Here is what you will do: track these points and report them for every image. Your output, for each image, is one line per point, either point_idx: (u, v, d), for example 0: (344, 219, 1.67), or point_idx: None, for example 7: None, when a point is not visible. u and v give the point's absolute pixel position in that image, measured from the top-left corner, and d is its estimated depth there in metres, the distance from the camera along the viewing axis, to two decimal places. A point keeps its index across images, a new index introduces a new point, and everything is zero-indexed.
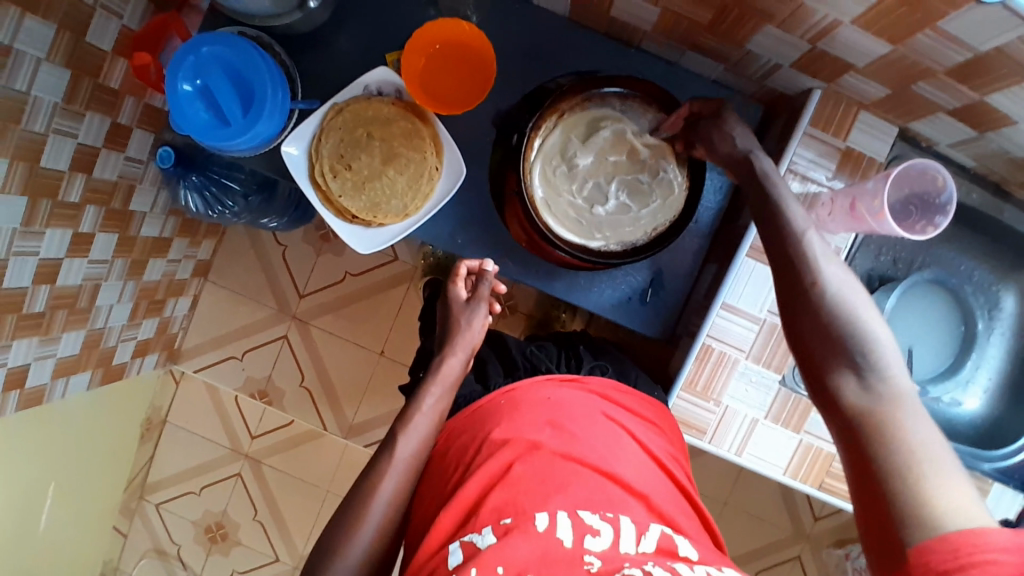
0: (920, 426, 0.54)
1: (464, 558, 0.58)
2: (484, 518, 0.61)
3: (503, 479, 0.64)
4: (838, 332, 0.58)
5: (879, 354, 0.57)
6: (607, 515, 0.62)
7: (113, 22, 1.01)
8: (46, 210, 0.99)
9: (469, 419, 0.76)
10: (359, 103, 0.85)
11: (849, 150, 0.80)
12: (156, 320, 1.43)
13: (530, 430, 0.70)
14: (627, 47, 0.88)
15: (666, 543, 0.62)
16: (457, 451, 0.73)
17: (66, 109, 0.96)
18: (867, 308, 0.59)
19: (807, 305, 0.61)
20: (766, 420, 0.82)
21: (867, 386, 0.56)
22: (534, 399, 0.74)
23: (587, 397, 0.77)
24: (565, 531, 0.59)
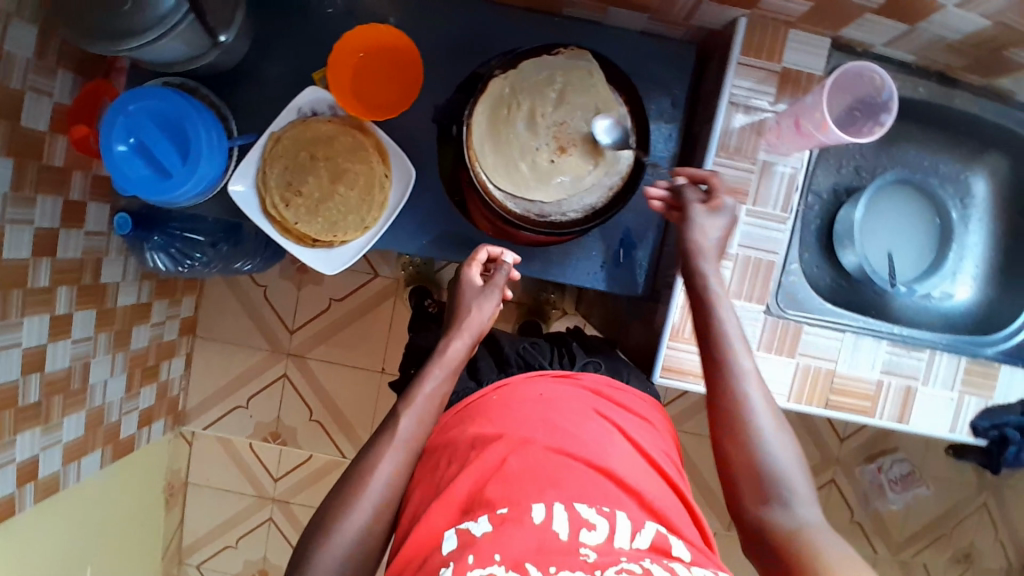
0: (834, 542, 0.59)
1: (460, 545, 0.58)
2: (480, 510, 0.61)
3: (498, 474, 0.64)
4: (757, 455, 0.65)
5: (792, 480, 0.64)
6: (603, 509, 0.61)
7: (45, 101, 1.00)
8: (18, 299, 0.99)
9: (462, 418, 0.76)
10: (295, 127, 0.84)
11: (786, 71, 0.79)
12: (154, 386, 1.43)
13: (523, 427, 0.69)
14: (549, 17, 0.87)
15: (662, 542, 0.60)
16: (449, 448, 0.72)
17: (16, 198, 0.96)
18: (786, 440, 0.66)
19: (738, 435, 0.66)
20: (760, 351, 0.81)
21: (791, 514, 0.62)
22: (527, 396, 0.74)
23: (580, 393, 0.77)
24: (561, 524, 0.59)
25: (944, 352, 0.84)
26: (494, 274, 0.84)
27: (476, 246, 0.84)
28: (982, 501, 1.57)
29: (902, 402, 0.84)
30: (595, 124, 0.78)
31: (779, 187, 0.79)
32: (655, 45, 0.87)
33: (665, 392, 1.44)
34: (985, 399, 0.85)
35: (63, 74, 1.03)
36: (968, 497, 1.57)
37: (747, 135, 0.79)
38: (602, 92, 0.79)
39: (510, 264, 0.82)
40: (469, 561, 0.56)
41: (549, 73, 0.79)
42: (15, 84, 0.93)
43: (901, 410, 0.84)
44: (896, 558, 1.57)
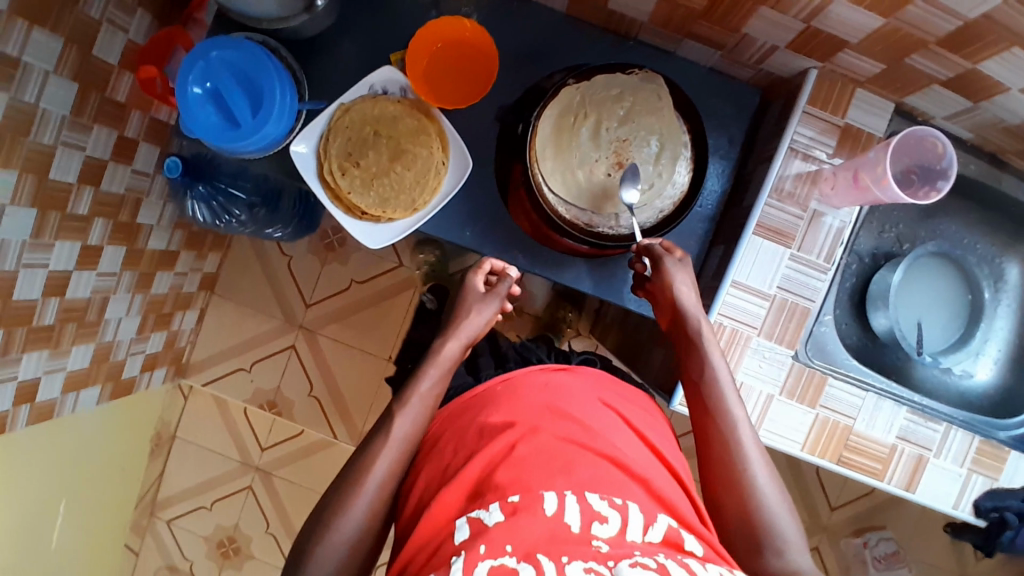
0: None
1: (471, 534, 0.59)
2: (493, 496, 0.62)
3: (507, 459, 0.65)
4: (754, 505, 0.67)
5: (787, 531, 0.66)
6: (616, 503, 0.61)
7: (120, 36, 1.03)
8: (54, 222, 1.00)
9: (467, 404, 0.77)
10: (365, 102, 0.86)
11: (848, 127, 0.81)
12: (164, 334, 1.43)
13: (530, 416, 0.70)
14: (624, 40, 0.89)
15: (674, 537, 0.61)
16: (454, 435, 0.73)
17: (73, 122, 0.97)
18: (781, 490, 0.69)
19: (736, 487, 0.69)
20: (781, 396, 0.81)
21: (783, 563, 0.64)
22: (533, 384, 0.76)
23: (588, 385, 0.78)
24: (572, 516, 0.59)
25: (958, 428, 0.85)
26: (498, 284, 0.88)
27: (481, 258, 0.90)
28: None
29: (912, 469, 0.85)
30: (656, 144, 0.80)
31: (825, 239, 0.81)
32: (723, 82, 0.89)
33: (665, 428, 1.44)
34: (991, 480, 0.86)
35: (140, 15, 1.06)
36: None
37: (802, 182, 0.80)
38: (667, 118, 0.80)
39: (515, 277, 0.87)
40: (480, 550, 0.56)
41: (620, 90, 0.80)
42: (93, 12, 0.96)
43: (909, 478, 0.84)
44: None
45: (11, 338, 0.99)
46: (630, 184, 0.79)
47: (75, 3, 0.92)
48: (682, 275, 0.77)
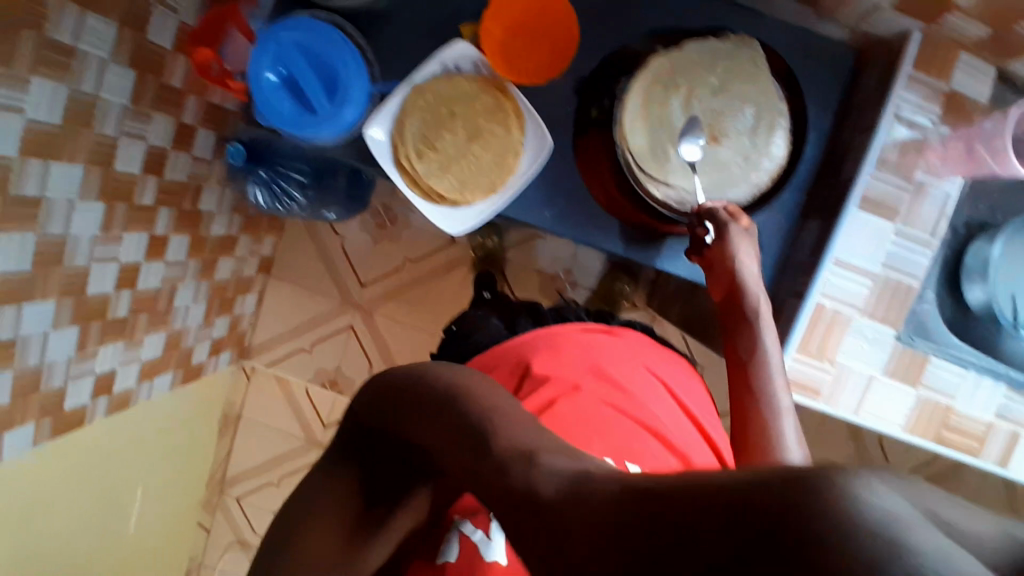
0: None
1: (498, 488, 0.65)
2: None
3: (550, 412, 0.73)
4: None
5: None
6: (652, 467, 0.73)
7: (171, 18, 0.99)
8: (122, 213, 1.02)
9: (503, 353, 0.84)
10: (439, 81, 0.83)
11: (954, 94, 0.76)
12: (227, 318, 1.45)
13: (575, 375, 0.79)
14: (709, 0, 0.83)
15: None
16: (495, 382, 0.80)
17: (134, 112, 0.97)
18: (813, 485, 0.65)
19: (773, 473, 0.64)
20: (883, 376, 0.80)
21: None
22: (577, 344, 0.83)
23: (625, 346, 0.87)
24: None
25: None
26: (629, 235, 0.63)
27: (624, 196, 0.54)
28: None
29: (1007, 448, 0.82)
30: (751, 114, 0.76)
31: (932, 209, 0.77)
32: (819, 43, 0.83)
33: None
34: None
35: None
36: None
37: (908, 152, 0.76)
38: (762, 86, 0.76)
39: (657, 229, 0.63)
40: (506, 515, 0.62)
41: (712, 58, 0.76)
42: None
43: (1006, 454, 0.82)
44: None
45: (87, 333, 1.03)
46: (691, 137, 0.76)
47: None
48: (740, 236, 0.73)
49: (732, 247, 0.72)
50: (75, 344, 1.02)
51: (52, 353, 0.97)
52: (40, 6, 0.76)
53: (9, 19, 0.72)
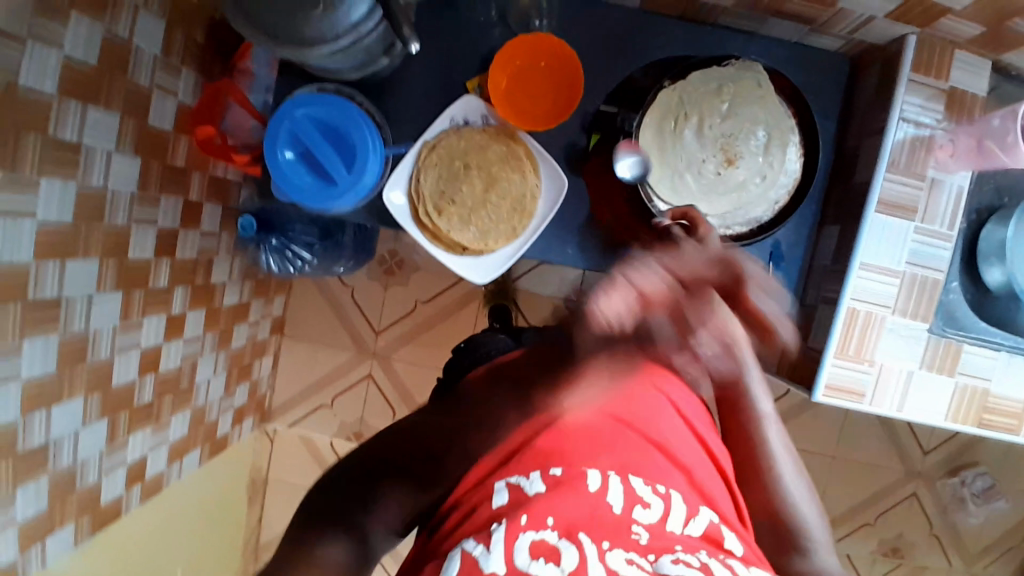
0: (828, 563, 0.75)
1: (511, 500, 0.64)
2: (533, 464, 0.66)
3: (556, 428, 0.69)
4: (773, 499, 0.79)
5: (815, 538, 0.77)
6: (659, 490, 0.68)
7: (170, 100, 1.00)
8: (139, 299, 1.02)
9: (508, 364, 0.80)
10: (450, 136, 0.84)
11: (953, 90, 0.78)
12: (247, 384, 1.44)
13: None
14: (702, 26, 0.85)
15: (713, 532, 0.68)
16: (503, 387, 0.77)
17: (141, 198, 0.98)
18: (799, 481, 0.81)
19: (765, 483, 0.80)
20: (921, 370, 0.81)
21: (810, 561, 0.75)
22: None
23: None
24: (615, 497, 0.66)
25: None
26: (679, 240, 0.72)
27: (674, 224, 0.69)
28: None
29: None
30: (763, 134, 0.78)
31: (947, 202, 0.78)
32: (814, 56, 0.85)
33: None
34: None
35: (186, 73, 1.03)
36: None
37: (917, 151, 0.78)
38: (770, 105, 0.78)
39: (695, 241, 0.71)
40: (523, 520, 0.61)
41: (718, 84, 0.77)
42: (143, 82, 0.94)
43: None
44: (969, 570, 1.55)
45: (115, 425, 1.02)
46: (623, 155, 0.77)
47: (124, 73, 0.90)
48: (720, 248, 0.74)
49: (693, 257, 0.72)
50: (105, 438, 1.01)
51: (84, 451, 0.97)
52: (38, 106, 0.77)
53: (9, 127, 0.73)
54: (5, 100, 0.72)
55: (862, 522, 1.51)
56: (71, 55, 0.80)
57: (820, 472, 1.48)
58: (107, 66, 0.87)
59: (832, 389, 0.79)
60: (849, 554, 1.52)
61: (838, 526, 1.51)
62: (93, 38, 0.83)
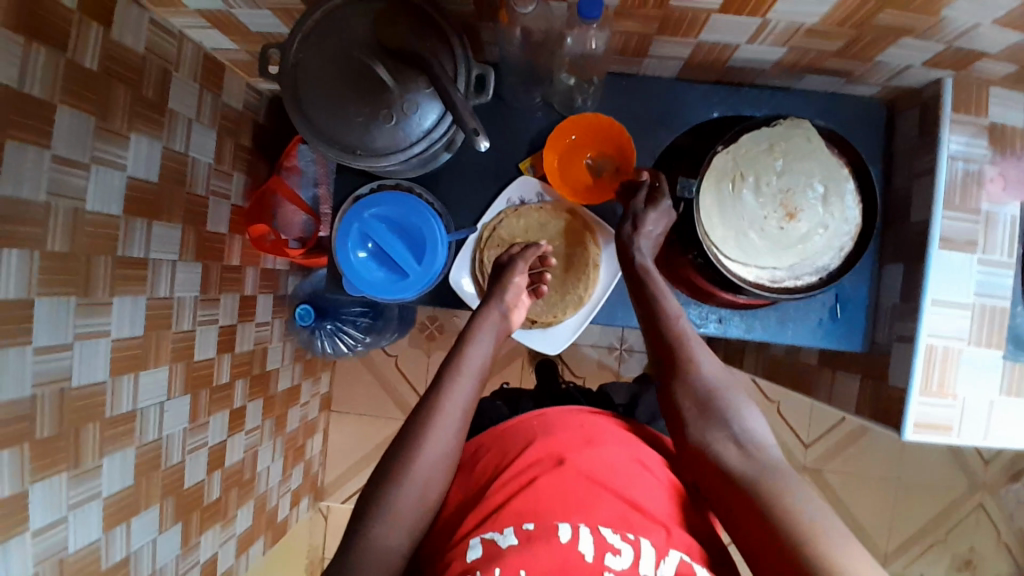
0: (806, 499, 0.64)
1: (486, 554, 0.62)
2: (507, 520, 0.65)
3: (530, 488, 0.68)
4: (711, 406, 0.74)
5: (744, 421, 0.73)
6: (628, 537, 0.64)
7: (224, 203, 1.03)
8: (205, 399, 1.02)
9: (500, 439, 0.79)
10: (509, 216, 0.88)
11: (994, 125, 0.80)
12: (301, 465, 1.43)
13: (559, 447, 0.73)
14: (740, 87, 0.89)
15: (686, 572, 0.63)
16: (488, 463, 0.76)
17: (203, 299, 0.99)
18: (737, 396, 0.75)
19: (690, 388, 0.76)
20: (1002, 397, 0.81)
21: (744, 454, 0.70)
22: (569, 423, 0.78)
23: (613, 424, 0.80)
24: (586, 545, 0.62)
25: None
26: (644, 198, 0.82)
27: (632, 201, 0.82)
28: None
29: None
30: (820, 186, 0.80)
31: (1005, 233, 0.80)
32: (849, 103, 0.89)
33: (811, 431, 1.46)
34: None
35: (237, 176, 1.07)
36: None
37: (969, 186, 0.80)
38: (822, 157, 0.80)
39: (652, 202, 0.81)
40: (495, 573, 0.60)
41: (770, 143, 0.80)
42: (200, 189, 0.97)
43: None
44: None
45: (188, 528, 1.01)
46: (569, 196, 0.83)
47: (183, 185, 0.93)
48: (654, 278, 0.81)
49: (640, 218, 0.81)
50: (179, 543, 0.99)
51: (160, 559, 0.95)
52: (106, 229, 0.79)
53: (81, 253, 0.75)
54: (73, 229, 0.74)
55: (935, 541, 1.49)
56: (134, 174, 0.83)
57: (885, 493, 1.48)
58: (168, 182, 0.90)
59: (919, 426, 0.80)
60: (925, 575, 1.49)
61: (911, 547, 1.49)
62: (153, 157, 0.86)
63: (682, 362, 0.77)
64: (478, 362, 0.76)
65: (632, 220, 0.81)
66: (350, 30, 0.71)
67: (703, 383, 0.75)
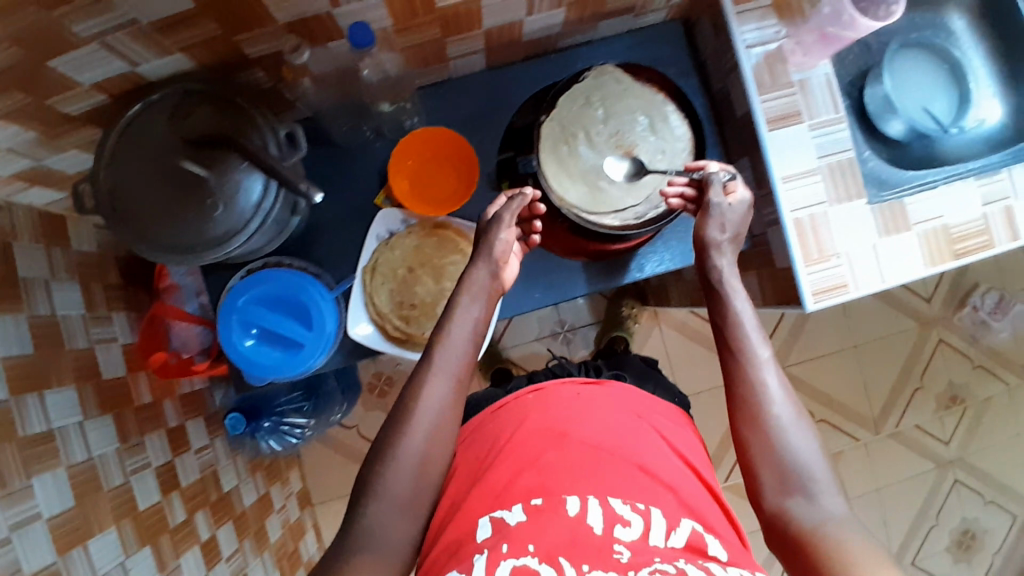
0: (858, 545, 0.60)
1: (494, 533, 0.63)
2: (516, 499, 0.66)
3: (534, 468, 0.69)
4: (779, 445, 0.67)
5: (815, 472, 0.66)
6: (639, 507, 0.66)
7: (115, 346, 1.00)
8: (167, 543, 0.97)
9: (498, 421, 0.78)
10: (384, 251, 0.87)
11: (776, 1, 0.84)
12: (303, 569, 1.37)
13: (564, 425, 0.75)
14: (547, 56, 0.92)
15: (696, 540, 0.65)
16: (485, 445, 0.76)
17: (126, 448, 0.95)
18: (809, 435, 0.68)
19: (761, 425, 0.68)
20: (883, 239, 0.85)
21: (812, 505, 0.64)
22: (564, 402, 0.78)
23: (622, 395, 0.80)
24: (595, 519, 0.64)
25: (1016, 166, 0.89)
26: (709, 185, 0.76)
27: (709, 184, 0.75)
28: None
29: (1007, 222, 0.89)
30: (644, 119, 0.84)
31: (823, 94, 0.84)
32: (646, 34, 0.93)
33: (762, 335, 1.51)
34: None
35: (117, 317, 1.03)
36: None
37: (772, 66, 0.84)
38: (637, 91, 0.84)
39: (713, 181, 0.76)
40: (504, 549, 0.61)
41: (585, 96, 0.83)
42: (81, 343, 0.93)
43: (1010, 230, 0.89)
44: None
45: None
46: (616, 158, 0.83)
47: (63, 346, 0.89)
48: (727, 287, 0.75)
49: (714, 209, 0.75)
50: None
51: None
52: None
53: None
54: None
55: (913, 388, 1.54)
56: (8, 355, 0.79)
57: (850, 365, 1.53)
58: (46, 350, 0.85)
59: (818, 294, 0.84)
60: (918, 422, 1.54)
61: (895, 403, 1.54)
62: (22, 329, 0.82)
63: (747, 387, 0.70)
64: (462, 346, 0.73)
65: (718, 222, 0.75)
66: (153, 139, 0.70)
67: (772, 415, 0.68)
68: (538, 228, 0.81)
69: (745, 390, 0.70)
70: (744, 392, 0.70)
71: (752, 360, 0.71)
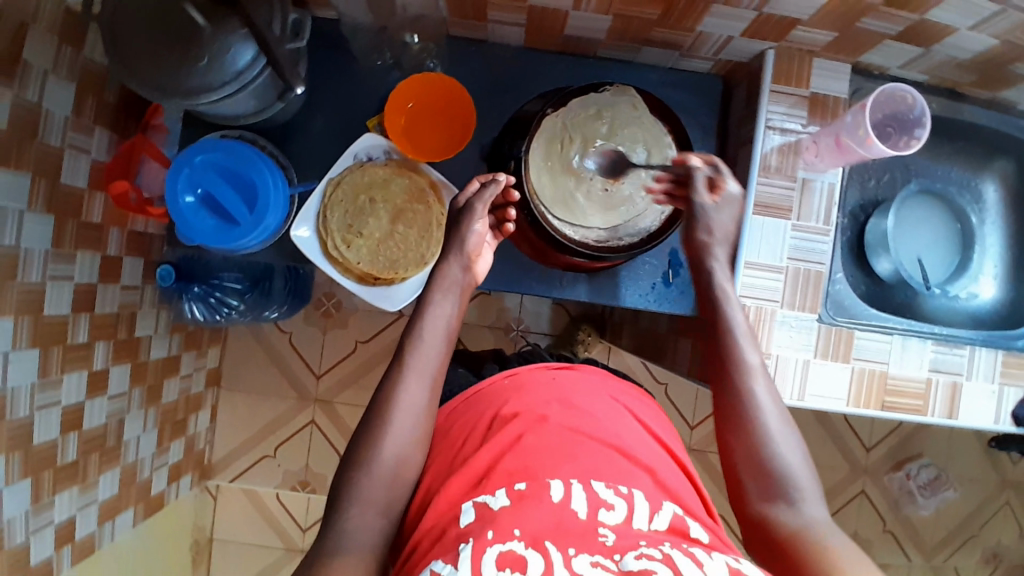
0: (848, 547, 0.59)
1: (475, 516, 0.56)
2: (497, 484, 0.60)
3: (513, 448, 0.63)
4: (762, 447, 0.66)
5: (800, 479, 0.65)
6: (621, 490, 0.60)
7: (83, 158, 0.99)
8: (57, 356, 0.97)
9: (474, 401, 0.75)
10: (354, 172, 0.87)
11: (815, 95, 0.84)
12: (182, 440, 1.40)
13: (541, 405, 0.69)
14: (584, 58, 0.92)
15: (679, 523, 0.60)
16: (464, 426, 0.72)
17: (56, 254, 0.95)
18: (795, 440, 0.67)
19: (746, 428, 0.67)
20: (816, 360, 0.84)
21: (795, 510, 0.63)
22: (541, 380, 0.74)
23: (591, 381, 0.77)
24: (579, 503, 0.57)
25: (982, 347, 0.87)
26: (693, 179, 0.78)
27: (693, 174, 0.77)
28: (1008, 497, 1.57)
29: (948, 396, 0.86)
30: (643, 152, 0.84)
31: (820, 201, 0.84)
32: (685, 78, 0.93)
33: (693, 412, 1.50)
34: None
35: (99, 132, 1.02)
36: (993, 496, 1.56)
37: (786, 156, 0.83)
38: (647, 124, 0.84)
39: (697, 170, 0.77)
40: (489, 536, 0.53)
41: (597, 108, 0.83)
42: (53, 141, 0.93)
43: (949, 405, 0.87)
44: (929, 563, 1.56)
45: (38, 485, 0.96)
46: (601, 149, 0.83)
47: (35, 137, 0.89)
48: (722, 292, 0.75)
49: (699, 217, 0.77)
50: (30, 497, 0.95)
51: (7, 513, 0.91)
52: None
53: None
54: None
55: None
56: None
57: None
58: (18, 132, 0.86)
59: None
60: None
61: None
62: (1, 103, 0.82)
63: (735, 394, 0.69)
64: (437, 346, 0.72)
65: (706, 228, 0.77)
66: None
67: (756, 419, 0.67)
68: (512, 216, 0.80)
69: (732, 397, 0.70)
70: (730, 403, 0.70)
71: (743, 370, 0.70)
